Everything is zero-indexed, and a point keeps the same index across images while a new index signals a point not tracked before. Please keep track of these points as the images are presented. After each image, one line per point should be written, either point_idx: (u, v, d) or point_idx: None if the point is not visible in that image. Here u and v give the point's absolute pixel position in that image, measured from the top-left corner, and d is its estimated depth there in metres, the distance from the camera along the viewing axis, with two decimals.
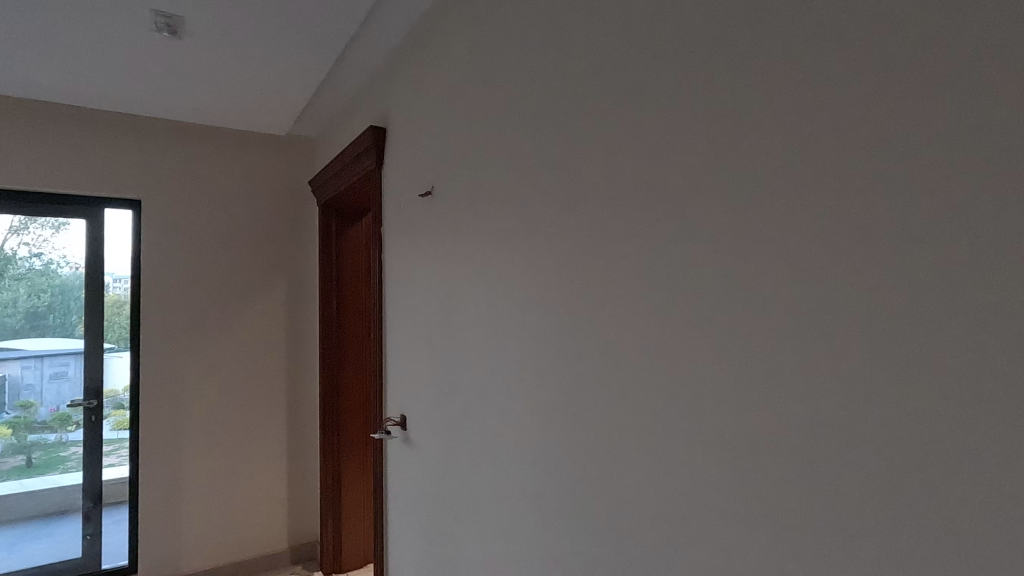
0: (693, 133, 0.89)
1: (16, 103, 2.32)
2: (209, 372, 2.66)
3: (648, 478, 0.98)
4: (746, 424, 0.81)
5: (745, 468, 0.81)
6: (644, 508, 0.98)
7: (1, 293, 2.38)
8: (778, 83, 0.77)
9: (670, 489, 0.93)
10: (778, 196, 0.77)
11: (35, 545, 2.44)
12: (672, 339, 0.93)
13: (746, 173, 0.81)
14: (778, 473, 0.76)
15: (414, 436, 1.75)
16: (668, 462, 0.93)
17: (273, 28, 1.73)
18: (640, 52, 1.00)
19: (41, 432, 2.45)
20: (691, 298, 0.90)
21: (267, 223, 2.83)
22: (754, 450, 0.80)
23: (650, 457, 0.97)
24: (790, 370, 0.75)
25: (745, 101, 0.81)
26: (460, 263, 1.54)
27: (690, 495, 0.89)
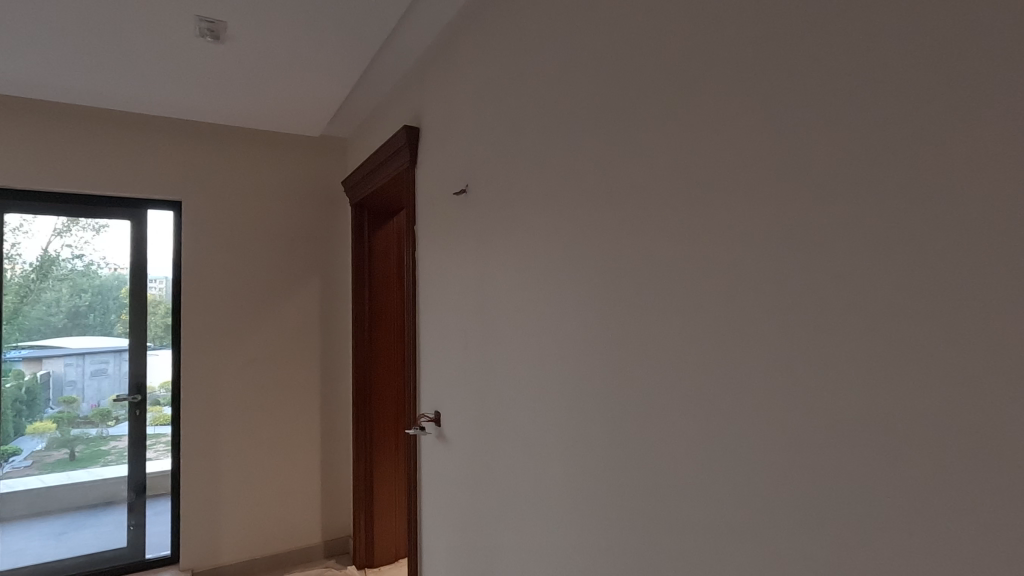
0: (728, 127, 0.87)
1: (63, 109, 2.41)
2: (245, 370, 2.72)
3: (680, 479, 0.96)
4: (784, 426, 0.79)
5: (777, 469, 0.80)
6: (677, 510, 0.96)
7: (45, 293, 2.48)
8: (810, 77, 0.75)
9: (704, 491, 0.91)
10: (816, 191, 0.74)
11: (81, 535, 2.54)
12: (707, 337, 0.91)
13: (783, 166, 0.79)
14: (818, 475, 0.74)
15: (448, 432, 1.77)
16: (703, 463, 0.92)
17: (309, 31, 1.77)
18: (673, 47, 0.99)
19: (83, 426, 2.54)
20: (726, 296, 0.88)
21: (301, 224, 2.89)
22: (793, 452, 0.77)
23: (683, 458, 0.96)
24: (829, 369, 0.73)
25: (782, 93, 0.79)
26: (492, 261, 1.55)
27: (721, 495, 0.88)
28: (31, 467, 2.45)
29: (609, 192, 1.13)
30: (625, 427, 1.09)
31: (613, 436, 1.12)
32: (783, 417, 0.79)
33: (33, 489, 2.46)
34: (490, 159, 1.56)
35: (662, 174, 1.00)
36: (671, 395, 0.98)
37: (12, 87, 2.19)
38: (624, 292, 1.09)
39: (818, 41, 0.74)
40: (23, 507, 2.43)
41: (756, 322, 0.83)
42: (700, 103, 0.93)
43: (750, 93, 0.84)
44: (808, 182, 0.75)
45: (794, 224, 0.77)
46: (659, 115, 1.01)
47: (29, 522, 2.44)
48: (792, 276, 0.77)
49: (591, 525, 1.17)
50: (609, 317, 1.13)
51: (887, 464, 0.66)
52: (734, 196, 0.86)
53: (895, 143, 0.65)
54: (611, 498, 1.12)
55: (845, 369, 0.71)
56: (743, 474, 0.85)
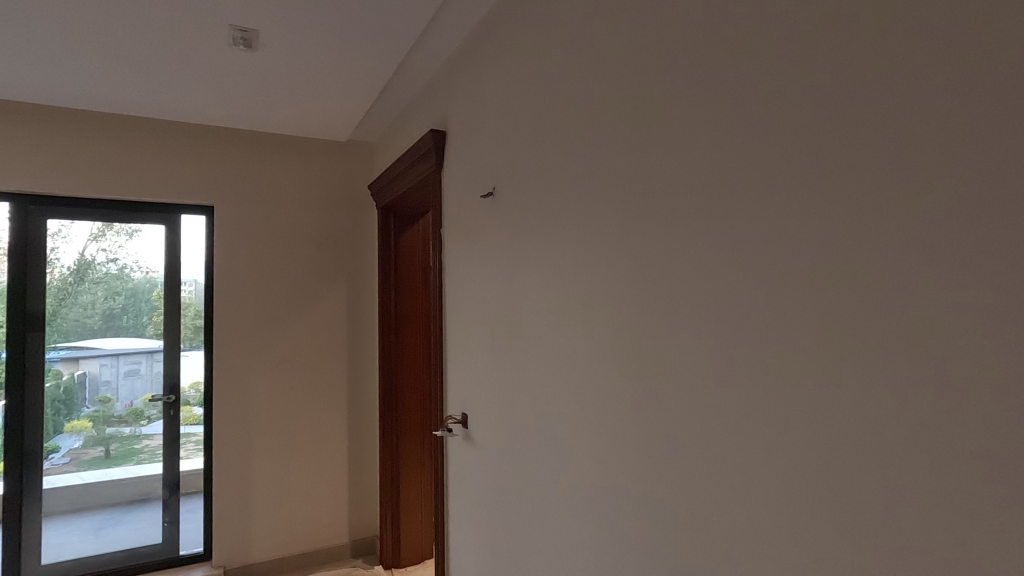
0: (761, 124, 0.85)
1: (101, 118, 2.49)
2: (275, 371, 2.77)
3: (712, 486, 0.93)
4: (824, 433, 0.75)
5: (805, 477, 0.78)
6: (707, 518, 0.94)
7: (81, 296, 2.56)
8: (839, 76, 0.73)
9: (736, 499, 0.89)
10: (848, 191, 0.72)
11: (118, 530, 2.61)
12: (739, 340, 0.88)
13: (820, 163, 0.76)
14: (859, 484, 0.71)
15: (475, 434, 1.77)
16: (735, 470, 0.89)
17: (337, 37, 1.79)
18: (703, 42, 0.96)
19: (118, 425, 2.61)
20: (760, 298, 0.85)
21: (329, 228, 2.93)
22: (831, 460, 0.74)
23: (714, 464, 0.93)
24: (871, 373, 0.70)
25: (820, 86, 0.76)
26: (518, 263, 1.55)
27: (748, 501, 0.87)
28: (70, 463, 2.53)
29: (638, 192, 1.11)
30: (653, 432, 1.07)
31: (641, 441, 1.10)
32: (822, 423, 0.76)
33: (72, 485, 2.54)
34: (517, 162, 1.55)
35: (692, 174, 0.98)
36: (701, 400, 0.96)
37: (55, 97, 2.28)
38: (653, 294, 1.07)
39: (858, 31, 0.71)
40: (63, 503, 2.51)
41: (785, 327, 0.81)
42: (732, 99, 0.90)
43: (785, 87, 0.81)
44: (847, 178, 0.72)
45: (829, 223, 0.74)
46: (689, 113, 0.99)
47: (68, 517, 2.52)
48: (830, 276, 0.74)
49: (619, 532, 1.15)
50: (637, 319, 1.11)
51: (934, 475, 0.63)
52: (767, 194, 0.84)
53: (938, 138, 0.63)
54: (638, 505, 1.11)
55: (889, 373, 0.68)
56: (777, 482, 0.82)
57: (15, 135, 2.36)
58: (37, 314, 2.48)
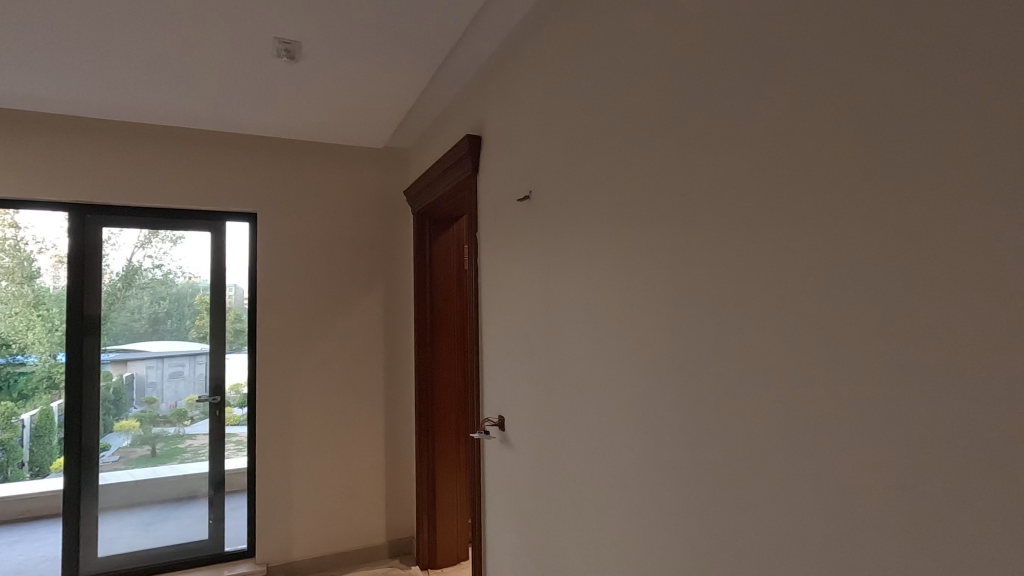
0: (805, 122, 0.82)
1: (150, 130, 2.60)
2: (314, 374, 2.84)
3: (756, 493, 0.91)
4: (872, 438, 0.73)
5: (852, 484, 0.76)
6: (752, 526, 0.91)
7: (129, 300, 2.68)
8: (885, 73, 0.71)
9: (782, 507, 0.86)
10: (896, 192, 0.70)
11: (166, 526, 2.71)
12: (785, 343, 0.86)
13: (870, 160, 0.73)
14: (907, 492, 0.69)
15: (512, 436, 1.78)
16: (780, 476, 0.86)
17: (375, 46, 1.83)
18: (743, 41, 0.94)
19: (163, 424, 2.72)
20: (806, 299, 0.82)
21: (366, 232, 2.99)
22: (883, 467, 0.71)
23: (759, 471, 0.90)
24: (924, 376, 0.67)
25: (868, 82, 0.73)
26: (554, 266, 1.55)
27: (792, 509, 0.84)
28: (119, 461, 2.64)
29: (677, 192, 1.09)
30: (693, 437, 1.05)
31: (681, 446, 1.08)
32: (872, 429, 0.73)
33: (123, 482, 2.65)
34: (554, 165, 1.55)
35: (734, 174, 0.96)
36: (744, 404, 0.94)
37: (110, 111, 2.39)
38: (692, 296, 1.05)
39: (909, 24, 0.69)
40: (117, 499, 2.63)
41: (830, 331, 0.79)
42: (776, 97, 0.88)
43: (831, 83, 0.79)
44: (900, 176, 0.70)
45: (875, 225, 0.72)
46: (730, 111, 0.97)
47: (120, 513, 2.63)
48: (882, 276, 0.72)
49: (657, 538, 1.13)
50: (676, 322, 1.09)
51: (994, 485, 0.60)
52: (813, 193, 0.81)
53: (994, 135, 0.60)
54: (676, 511, 1.09)
55: (945, 376, 0.65)
56: (825, 489, 0.79)
57: (72, 148, 2.48)
58: (90, 319, 2.60)
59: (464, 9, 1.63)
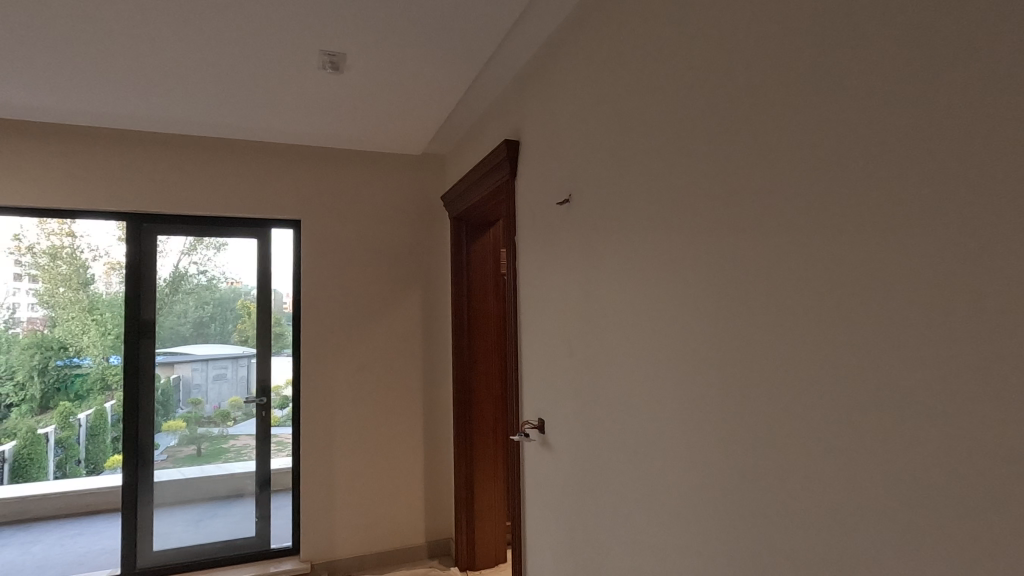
0: (859, 114, 0.79)
1: (198, 141, 2.72)
2: (355, 376, 2.90)
3: (808, 500, 0.88)
4: (923, 446, 0.71)
5: (901, 491, 0.74)
6: (804, 534, 0.88)
7: (176, 305, 2.78)
8: (931, 69, 0.70)
9: (836, 516, 0.83)
10: (946, 193, 0.68)
11: (215, 523, 2.80)
12: (839, 344, 0.82)
13: (916, 159, 0.71)
14: (961, 500, 0.67)
15: (552, 439, 1.78)
16: (834, 483, 0.83)
17: (414, 55, 1.87)
18: (791, 33, 0.91)
19: (208, 425, 2.81)
20: (860, 299, 0.79)
21: (404, 238, 3.05)
22: (948, 476, 0.68)
23: (811, 478, 0.87)
24: (978, 381, 0.65)
25: (918, 77, 0.71)
26: (593, 269, 1.54)
27: (839, 516, 0.83)
28: (167, 460, 2.74)
29: (721, 191, 1.07)
30: (740, 442, 1.02)
31: (727, 451, 1.05)
32: (935, 435, 0.69)
33: (173, 481, 2.75)
34: (593, 167, 1.54)
35: (781, 171, 0.93)
36: (795, 408, 0.90)
37: (163, 124, 2.51)
38: (738, 296, 1.02)
39: (975, 9, 0.65)
40: (170, 496, 2.74)
41: (875, 335, 0.77)
42: (827, 89, 0.85)
43: (874, 83, 0.77)
44: (967, 168, 0.66)
45: (925, 224, 0.70)
46: (777, 105, 0.94)
47: (172, 509, 2.74)
48: (947, 273, 0.68)
49: (702, 544, 1.11)
50: (721, 323, 1.07)
51: None
52: (868, 187, 0.78)
53: None
54: (718, 516, 1.07)
55: (1007, 382, 0.62)
56: (883, 498, 0.76)
57: (128, 160, 2.61)
58: (144, 322, 2.72)
59: (502, 13, 1.63)
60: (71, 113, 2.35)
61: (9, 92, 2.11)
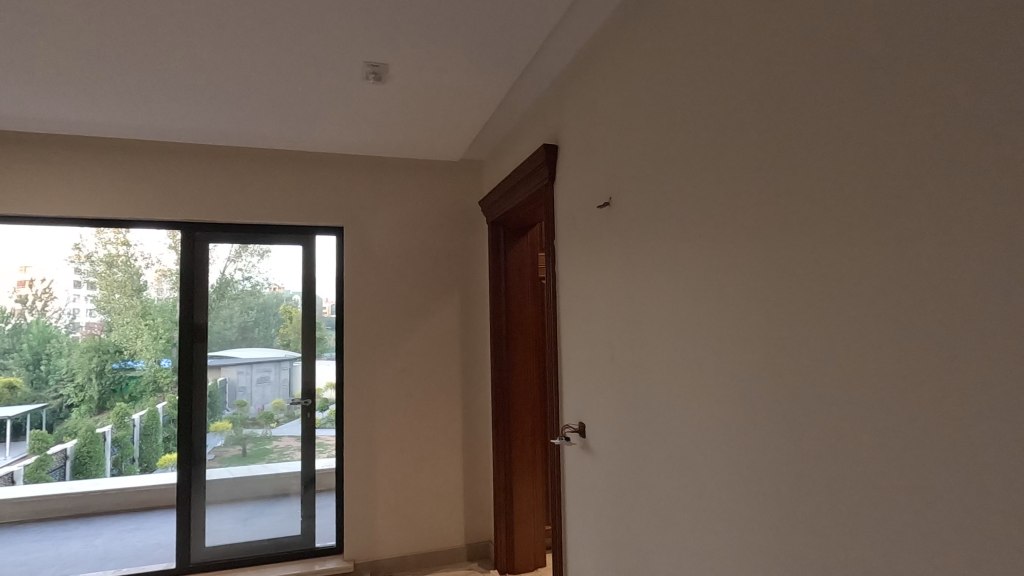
0: (908, 104, 0.76)
1: (245, 152, 2.82)
2: (394, 379, 2.95)
3: (853, 511, 0.84)
4: (966, 456, 0.69)
5: (944, 501, 0.71)
6: (851, 543, 0.85)
7: (222, 310, 2.89)
8: (972, 69, 0.68)
9: (884, 524, 0.79)
10: (989, 195, 0.66)
11: (262, 521, 2.89)
12: (885, 344, 0.79)
13: (958, 162, 0.69)
14: (1006, 512, 0.64)
15: (593, 443, 1.78)
16: (882, 490, 0.80)
17: (453, 64, 1.90)
18: (834, 24, 0.88)
19: (252, 426, 2.90)
20: (908, 297, 0.76)
21: (443, 243, 3.09)
22: (996, 486, 0.65)
23: (854, 488, 0.84)
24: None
25: (958, 77, 0.70)
26: (632, 272, 1.54)
27: (878, 527, 0.80)
28: (215, 460, 2.84)
29: (762, 188, 1.04)
30: (783, 447, 0.99)
31: (770, 456, 1.02)
32: (990, 443, 0.66)
33: (222, 479, 2.85)
34: (632, 170, 1.53)
35: (817, 174, 0.91)
36: (841, 412, 0.87)
37: (213, 136, 2.62)
38: (776, 301, 1.01)
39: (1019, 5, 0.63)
40: (220, 493, 2.84)
41: (916, 342, 0.75)
42: (868, 86, 0.82)
43: (912, 82, 0.75)
44: (1017, 168, 0.63)
45: (968, 228, 0.68)
46: (821, 99, 0.91)
47: (222, 507, 2.84)
48: (994, 277, 0.66)
49: (741, 552, 1.09)
50: (764, 324, 1.04)
51: None
52: (920, 179, 0.74)
53: None
54: (757, 524, 1.05)
55: None
56: (934, 510, 0.72)
57: (180, 172, 2.74)
58: (196, 326, 2.84)
59: (540, 20, 1.64)
60: (131, 128, 2.48)
61: (75, 108, 2.24)
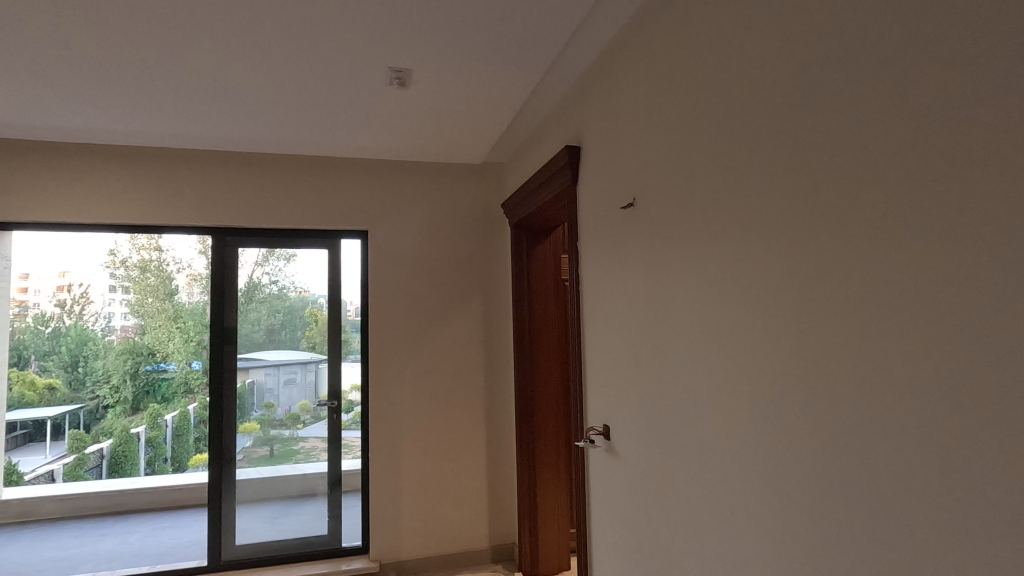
0: (940, 96, 0.74)
1: (272, 158, 2.88)
2: (418, 381, 2.98)
3: (885, 517, 0.82)
4: (1004, 462, 0.66)
5: (981, 508, 0.69)
6: (884, 550, 0.82)
7: (250, 313, 2.95)
8: (1007, 62, 0.66)
9: (918, 531, 0.77)
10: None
11: (290, 520, 2.94)
12: (918, 346, 0.77)
13: (992, 159, 0.67)
14: None
15: (618, 445, 1.76)
16: (919, 496, 0.77)
17: (475, 68, 1.92)
18: (860, 19, 0.87)
19: (279, 427, 2.95)
20: (941, 297, 0.74)
21: (465, 245, 3.10)
22: None
23: (885, 494, 0.82)
24: None
25: (991, 72, 0.68)
26: (656, 273, 1.52)
27: (911, 534, 0.78)
28: (244, 460, 2.90)
29: (788, 185, 1.02)
30: (811, 451, 0.96)
31: (797, 461, 1.00)
32: None
33: (250, 479, 2.90)
34: (654, 171, 1.52)
35: (843, 172, 0.90)
36: (872, 415, 0.84)
37: (242, 143, 2.68)
38: (801, 303, 0.99)
39: None
40: (249, 493, 2.90)
41: (949, 344, 0.73)
42: (895, 83, 0.80)
43: (943, 77, 0.73)
44: None
45: (1004, 227, 0.66)
46: (848, 93, 0.89)
47: (251, 506, 2.89)
48: None
49: (769, 558, 1.07)
50: (790, 324, 1.02)
51: None
52: (955, 173, 0.72)
53: None
54: (785, 530, 1.03)
55: None
56: (971, 517, 0.70)
57: (210, 179, 2.81)
58: (226, 329, 2.91)
59: (561, 22, 1.64)
60: (163, 136, 2.55)
61: (112, 118, 2.31)
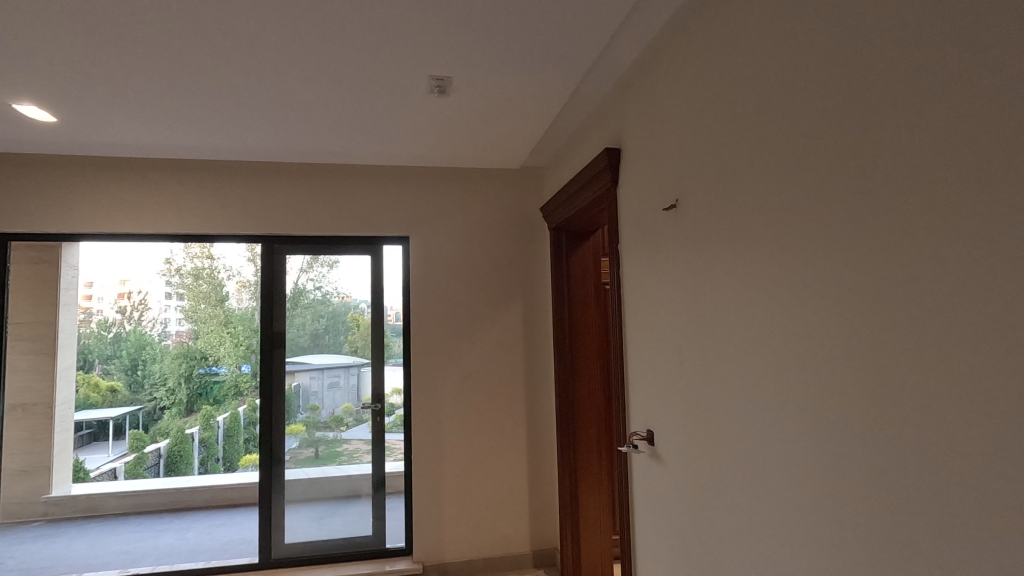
0: (995, 86, 0.69)
1: (317, 167, 2.97)
2: (459, 385, 3.00)
3: (934, 533, 0.78)
4: None
5: None
6: (942, 569, 0.77)
7: (296, 318, 3.04)
8: None
9: (970, 548, 0.73)
10: None
11: (335, 520, 3.01)
12: (967, 354, 0.73)
13: None
14: None
15: (662, 451, 1.73)
16: (972, 512, 0.73)
17: (511, 74, 1.93)
18: (902, 13, 0.83)
19: (324, 429, 3.03)
20: (992, 303, 0.70)
21: (504, 250, 3.12)
22: None
23: (934, 508, 0.78)
24: None
25: None
26: (698, 277, 1.49)
27: (961, 551, 0.74)
28: (291, 461, 2.98)
29: (834, 183, 0.98)
30: (862, 461, 0.91)
31: (843, 472, 0.96)
32: None
33: (297, 480, 2.98)
34: (695, 172, 1.50)
35: (886, 172, 0.86)
36: (919, 426, 0.80)
37: (289, 154, 2.77)
38: (846, 307, 0.95)
39: None
40: (297, 493, 2.98)
41: (1000, 352, 0.69)
42: (940, 77, 0.77)
43: (993, 70, 0.70)
44: None
45: None
46: (895, 85, 0.84)
47: (298, 506, 2.97)
48: None
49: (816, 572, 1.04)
50: (835, 329, 0.98)
51: None
52: (1007, 172, 0.68)
53: None
54: (832, 543, 0.99)
55: None
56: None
57: (259, 188, 2.92)
58: (274, 334, 3.00)
59: (598, 25, 1.64)
60: (216, 149, 2.67)
61: (169, 133, 2.43)
